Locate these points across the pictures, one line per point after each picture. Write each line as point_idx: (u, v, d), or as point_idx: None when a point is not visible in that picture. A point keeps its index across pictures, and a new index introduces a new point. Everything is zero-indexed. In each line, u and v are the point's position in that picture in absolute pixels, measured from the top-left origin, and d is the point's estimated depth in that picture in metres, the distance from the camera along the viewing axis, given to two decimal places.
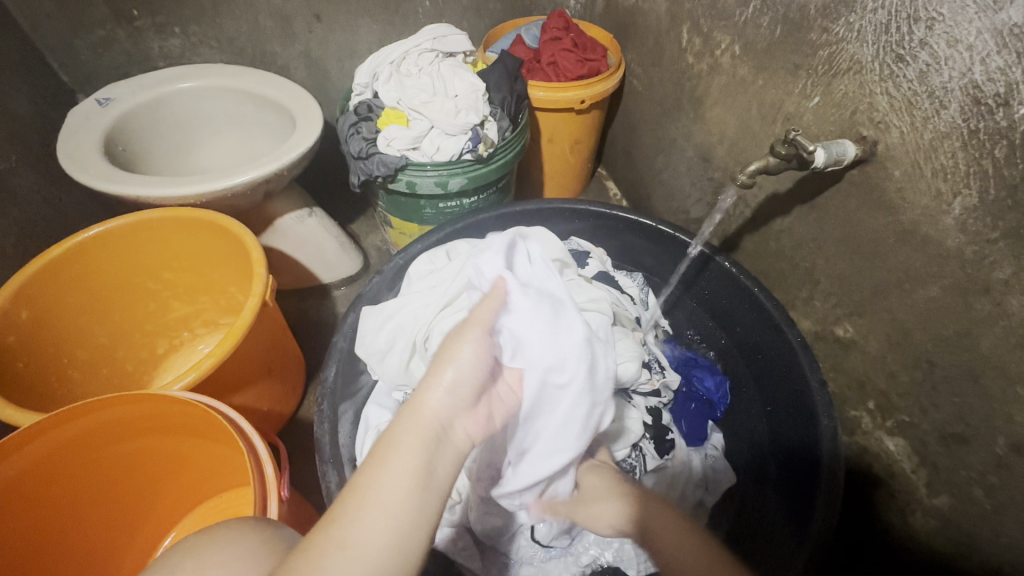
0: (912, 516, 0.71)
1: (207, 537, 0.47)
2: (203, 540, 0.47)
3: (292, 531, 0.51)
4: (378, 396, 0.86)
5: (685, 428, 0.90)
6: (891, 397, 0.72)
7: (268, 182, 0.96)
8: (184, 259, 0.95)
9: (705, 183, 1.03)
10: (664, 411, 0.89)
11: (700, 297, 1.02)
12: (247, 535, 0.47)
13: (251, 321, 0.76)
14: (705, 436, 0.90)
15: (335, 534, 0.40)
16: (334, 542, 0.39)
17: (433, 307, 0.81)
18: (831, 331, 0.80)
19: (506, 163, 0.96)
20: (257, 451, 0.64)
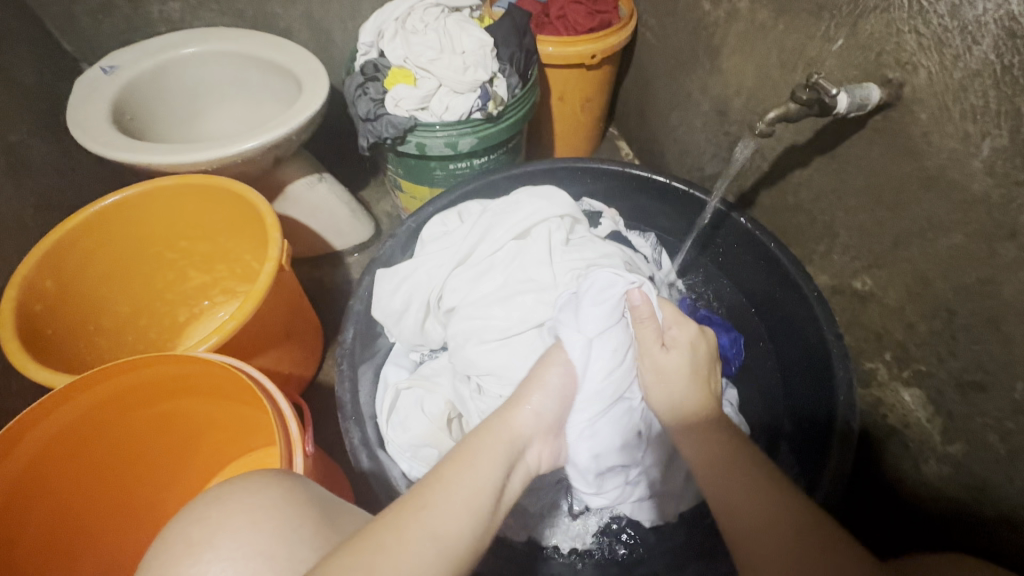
0: (925, 465, 0.72)
1: (231, 487, 0.49)
2: (228, 489, 0.49)
3: (313, 484, 0.53)
4: (396, 356, 0.88)
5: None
6: (909, 348, 0.71)
7: (278, 147, 0.95)
8: (199, 226, 0.96)
9: (721, 138, 1.01)
10: None
11: (715, 255, 1.02)
12: (270, 490, 0.49)
13: (268, 285, 0.77)
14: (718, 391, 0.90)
15: (422, 520, 0.43)
16: (424, 529, 0.42)
17: (447, 267, 0.85)
18: (849, 285, 0.79)
19: (516, 122, 0.95)
20: (280, 409, 0.65)
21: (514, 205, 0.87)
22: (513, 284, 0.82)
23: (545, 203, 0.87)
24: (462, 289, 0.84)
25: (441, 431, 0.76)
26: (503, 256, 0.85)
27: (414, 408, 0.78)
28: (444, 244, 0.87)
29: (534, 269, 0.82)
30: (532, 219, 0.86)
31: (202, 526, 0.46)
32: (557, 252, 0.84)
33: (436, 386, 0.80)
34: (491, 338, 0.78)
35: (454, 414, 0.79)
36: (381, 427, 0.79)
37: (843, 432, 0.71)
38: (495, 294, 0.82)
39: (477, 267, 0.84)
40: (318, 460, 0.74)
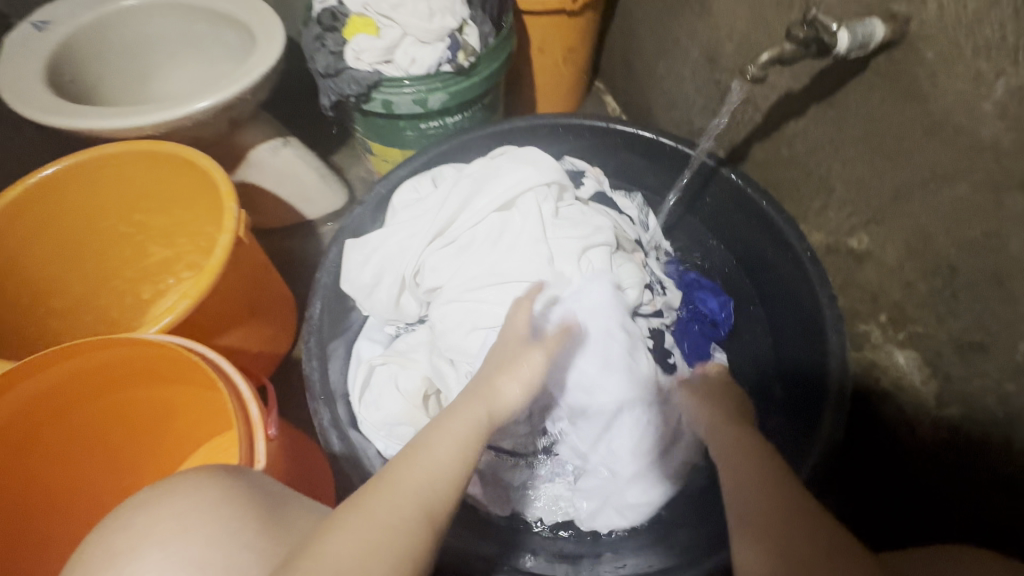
0: (919, 428, 0.70)
1: (163, 488, 0.46)
2: (161, 490, 0.46)
3: (259, 474, 0.50)
4: (369, 331, 0.84)
5: (687, 351, 0.87)
6: (906, 308, 0.68)
7: (232, 109, 0.87)
8: (154, 198, 0.90)
9: (711, 87, 0.94)
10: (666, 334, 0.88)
11: (704, 215, 0.97)
12: (207, 486, 0.46)
13: (224, 260, 0.72)
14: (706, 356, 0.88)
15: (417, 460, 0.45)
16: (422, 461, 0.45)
17: (421, 240, 0.79)
18: (844, 243, 0.75)
19: (491, 74, 0.88)
20: (240, 392, 0.60)
21: (496, 173, 0.81)
22: (502, 266, 0.77)
23: (529, 169, 0.80)
24: (443, 266, 0.79)
25: (417, 409, 0.73)
26: (490, 232, 0.79)
27: (388, 386, 0.75)
28: (417, 216, 0.81)
29: (526, 248, 0.77)
30: (516, 188, 0.80)
31: (128, 535, 0.43)
32: (547, 226, 0.79)
33: (412, 363, 0.76)
34: (480, 321, 0.74)
35: (432, 391, 0.75)
36: (354, 405, 0.75)
37: (834, 398, 0.69)
38: (482, 275, 0.77)
39: (459, 243, 0.80)
40: (290, 445, 0.70)
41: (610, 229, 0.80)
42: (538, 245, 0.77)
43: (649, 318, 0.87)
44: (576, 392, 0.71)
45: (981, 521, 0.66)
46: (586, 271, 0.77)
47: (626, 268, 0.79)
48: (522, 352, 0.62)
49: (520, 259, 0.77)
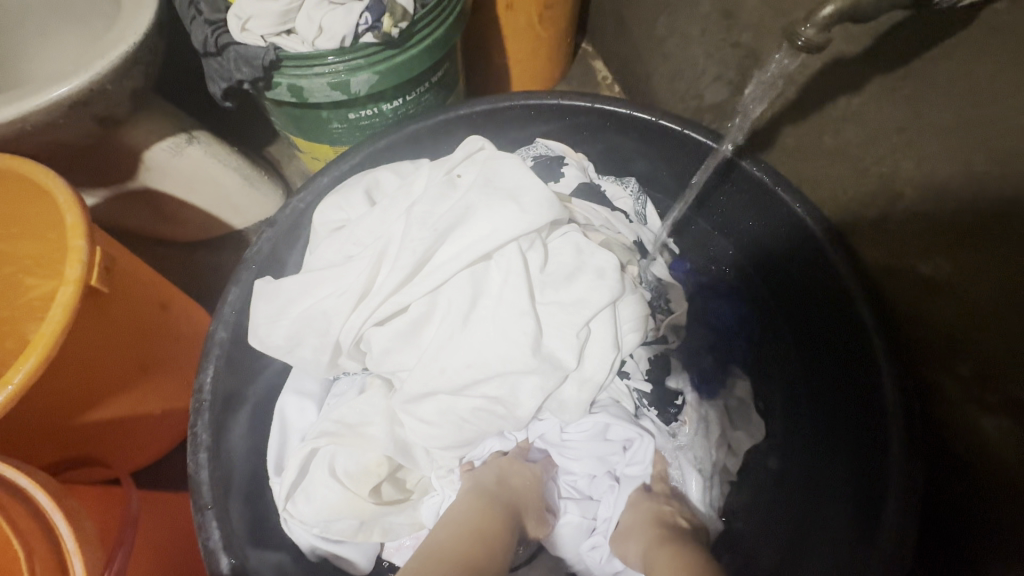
0: (996, 515, 0.51)
1: None
2: None
3: None
4: (297, 379, 0.65)
5: (695, 377, 0.70)
6: (1001, 362, 0.49)
7: (94, 105, 0.66)
8: (13, 222, 0.71)
9: (725, 53, 0.72)
10: (671, 360, 0.71)
11: (716, 215, 0.77)
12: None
13: (65, 322, 0.52)
14: (725, 382, 0.71)
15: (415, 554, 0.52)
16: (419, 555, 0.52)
17: (354, 301, 0.56)
18: (909, 267, 0.56)
19: (434, 43, 0.66)
20: (57, 540, 0.41)
21: (464, 216, 0.56)
22: (483, 354, 0.55)
23: (511, 210, 0.56)
24: (400, 347, 0.57)
25: (358, 496, 0.58)
26: (456, 298, 0.56)
27: (323, 469, 0.57)
28: (350, 261, 0.59)
29: (506, 322, 0.55)
30: (493, 238, 0.56)
31: None
32: (532, 285, 0.57)
33: (365, 439, 0.58)
34: (456, 421, 0.57)
35: (389, 469, 0.59)
36: (279, 500, 0.58)
37: (897, 508, 0.51)
38: (455, 366, 0.55)
39: (416, 314, 0.57)
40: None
41: (616, 274, 0.58)
42: (526, 319, 0.55)
43: (649, 345, 0.70)
44: (562, 458, 0.64)
45: None
46: (584, 347, 0.57)
47: (626, 304, 0.61)
48: (525, 482, 0.61)
49: (502, 341, 0.55)
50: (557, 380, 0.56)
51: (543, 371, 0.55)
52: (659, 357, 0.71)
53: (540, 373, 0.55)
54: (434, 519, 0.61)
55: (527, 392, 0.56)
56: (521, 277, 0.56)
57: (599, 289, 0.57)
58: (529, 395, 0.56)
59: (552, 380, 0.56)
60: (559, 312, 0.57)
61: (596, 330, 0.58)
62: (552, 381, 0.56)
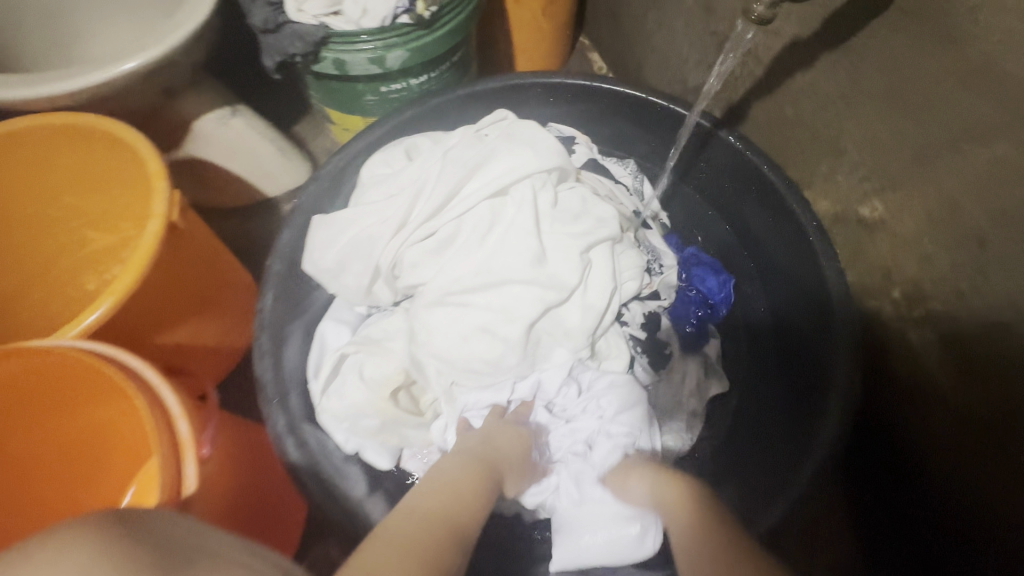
0: (930, 410, 0.64)
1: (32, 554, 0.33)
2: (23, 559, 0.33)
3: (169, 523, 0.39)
4: (336, 310, 0.75)
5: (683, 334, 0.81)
6: (923, 285, 0.60)
7: (160, 74, 0.76)
8: (81, 179, 0.80)
9: (706, 40, 0.83)
10: (665, 317, 0.81)
11: (699, 183, 0.88)
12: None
13: (153, 249, 0.63)
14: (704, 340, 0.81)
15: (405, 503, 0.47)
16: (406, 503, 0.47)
17: (396, 224, 0.69)
18: (854, 212, 0.67)
19: (457, 27, 0.77)
20: (167, 405, 0.53)
21: (488, 157, 0.70)
22: (494, 265, 0.67)
23: (527, 153, 0.70)
24: (427, 261, 0.69)
25: (381, 399, 0.66)
26: (477, 223, 0.68)
27: (351, 373, 0.67)
28: (391, 198, 0.71)
29: (516, 242, 0.67)
30: (511, 174, 0.69)
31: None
32: (542, 218, 0.69)
33: (386, 351, 0.68)
34: (470, 332, 0.65)
35: (407, 381, 0.68)
36: (314, 397, 0.68)
37: (844, 388, 0.62)
38: (471, 275, 0.67)
39: (443, 234, 0.69)
40: (244, 462, 0.62)
41: (614, 222, 0.71)
42: (531, 239, 0.67)
43: (645, 300, 0.80)
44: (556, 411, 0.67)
45: (985, 518, 0.60)
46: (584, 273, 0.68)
47: (625, 254, 0.72)
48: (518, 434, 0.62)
49: (510, 255, 0.66)
50: (555, 296, 0.66)
51: (542, 283, 0.66)
52: (652, 316, 0.80)
53: (540, 286, 0.66)
54: (444, 440, 0.67)
55: (528, 301, 0.65)
56: (532, 206, 0.68)
57: (600, 228, 0.70)
58: (530, 303, 0.65)
59: (551, 296, 0.66)
60: (563, 242, 0.68)
61: (595, 258, 0.69)
62: (551, 295, 0.66)
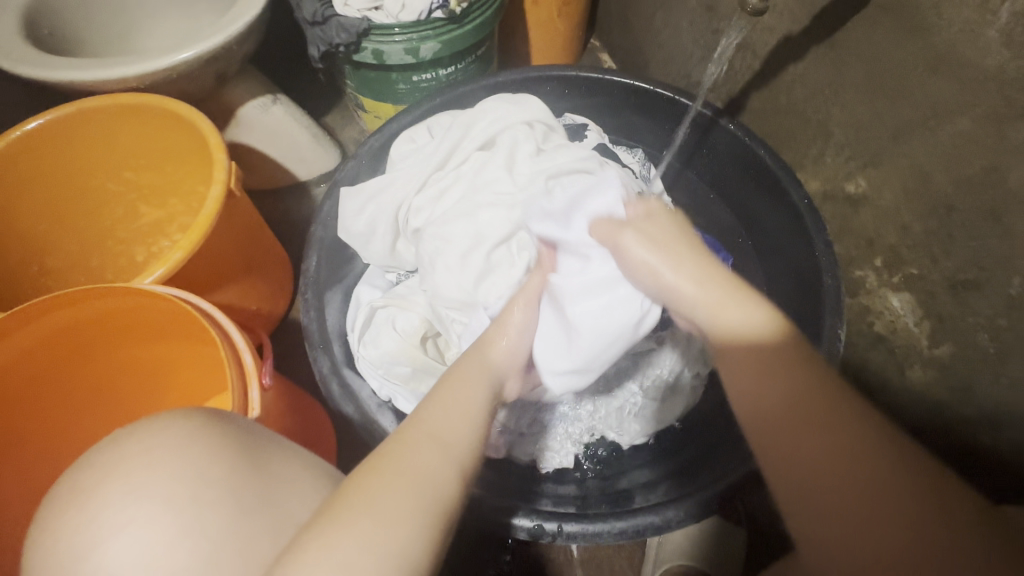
0: (910, 370, 0.70)
1: (143, 451, 0.41)
2: (140, 456, 0.41)
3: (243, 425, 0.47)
4: (370, 276, 0.84)
5: None
6: (901, 251, 0.67)
7: (217, 61, 0.85)
8: (142, 154, 0.88)
9: (708, 38, 0.91)
10: None
11: (701, 170, 0.95)
12: (186, 452, 0.41)
13: (217, 212, 0.71)
14: None
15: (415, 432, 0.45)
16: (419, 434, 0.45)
17: (409, 185, 0.78)
18: (841, 189, 0.74)
19: (483, 23, 0.85)
20: (233, 341, 0.63)
21: (475, 113, 0.80)
22: (473, 197, 0.75)
23: (507, 105, 0.79)
24: (430, 205, 0.77)
25: (412, 347, 0.73)
26: (464, 167, 0.77)
27: (385, 325, 0.75)
28: (399, 160, 0.82)
29: (491, 176, 0.75)
30: (494, 125, 0.78)
31: (125, 484, 0.39)
32: (520, 157, 0.76)
33: (410, 302, 0.76)
34: (453, 258, 0.72)
35: (430, 331, 0.75)
36: (354, 347, 0.76)
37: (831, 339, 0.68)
38: (455, 209, 0.75)
39: (446, 180, 0.77)
40: (290, 401, 0.71)
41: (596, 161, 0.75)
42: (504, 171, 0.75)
43: None
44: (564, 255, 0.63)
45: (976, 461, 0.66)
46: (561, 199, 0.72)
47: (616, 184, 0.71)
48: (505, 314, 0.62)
49: (489, 188, 0.75)
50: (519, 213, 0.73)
51: (509, 204, 0.73)
52: None
53: (506, 206, 0.73)
54: None
55: (500, 222, 0.72)
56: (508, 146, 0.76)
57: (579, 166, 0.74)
58: (501, 223, 0.72)
59: (518, 212, 0.72)
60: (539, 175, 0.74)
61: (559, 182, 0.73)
62: (515, 214, 0.72)
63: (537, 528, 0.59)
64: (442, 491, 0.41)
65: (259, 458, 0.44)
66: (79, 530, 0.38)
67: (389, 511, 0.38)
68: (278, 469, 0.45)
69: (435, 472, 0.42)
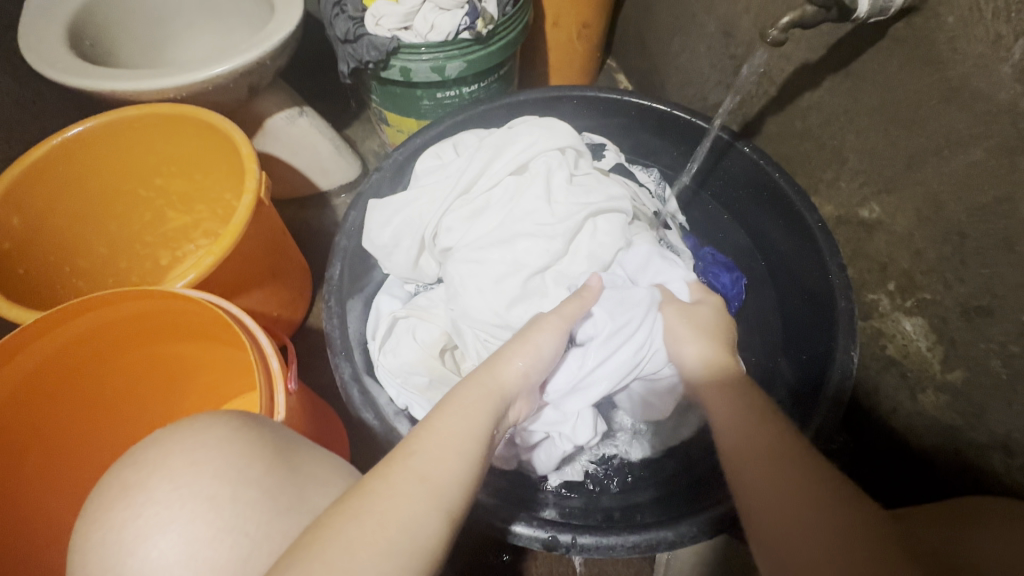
0: (923, 394, 0.71)
1: (186, 457, 0.44)
2: (182, 460, 0.44)
3: (273, 428, 0.50)
4: (389, 286, 0.86)
5: None
6: (915, 276, 0.69)
7: (251, 74, 0.88)
8: (172, 162, 0.91)
9: (726, 63, 0.94)
10: None
11: (716, 191, 0.96)
12: (223, 454, 0.45)
13: (247, 219, 0.73)
14: None
15: (409, 466, 0.43)
16: (413, 472, 0.43)
17: (441, 201, 0.80)
18: (855, 214, 0.76)
19: (508, 44, 0.88)
20: (261, 346, 0.65)
21: (511, 137, 0.81)
22: (510, 225, 0.76)
23: (543, 130, 0.81)
24: (459, 226, 0.79)
25: (433, 358, 0.75)
26: (501, 194, 0.79)
27: (405, 335, 0.77)
28: (433, 174, 0.84)
29: (527, 206, 0.77)
30: (529, 151, 0.80)
31: (173, 481, 0.43)
32: (556, 188, 0.78)
33: (431, 316, 0.78)
34: (486, 281, 0.74)
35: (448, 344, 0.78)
36: (373, 355, 0.78)
37: (846, 362, 0.69)
38: (491, 236, 0.77)
39: (475, 203, 0.79)
40: (310, 404, 0.73)
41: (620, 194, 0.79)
42: (540, 202, 0.77)
43: None
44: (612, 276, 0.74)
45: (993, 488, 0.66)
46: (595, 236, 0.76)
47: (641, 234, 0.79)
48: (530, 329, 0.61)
49: (525, 217, 0.77)
50: (559, 244, 0.74)
51: (548, 235, 0.75)
52: None
53: (546, 236, 0.75)
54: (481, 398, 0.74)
55: (535, 252, 0.74)
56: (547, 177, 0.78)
57: (611, 202, 0.77)
58: (535, 253, 0.74)
59: (554, 245, 0.75)
60: (574, 209, 0.76)
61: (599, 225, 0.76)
62: (555, 245, 0.74)
63: (550, 539, 0.60)
64: (426, 541, 0.40)
65: (290, 458, 0.48)
66: (128, 522, 0.41)
67: (372, 561, 0.37)
68: (307, 468, 0.48)
69: (415, 521, 0.40)
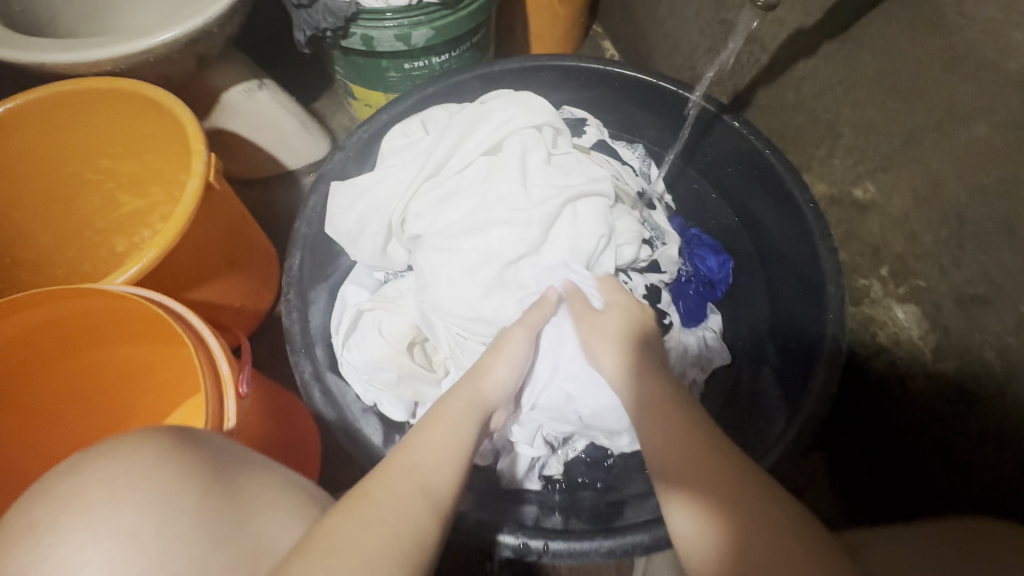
0: (911, 382, 0.67)
1: (104, 491, 0.40)
2: (99, 494, 0.40)
3: (220, 444, 0.47)
4: (356, 275, 0.81)
5: (682, 309, 0.83)
6: (908, 261, 0.64)
7: (198, 43, 0.80)
8: (118, 141, 0.84)
9: (715, 28, 0.87)
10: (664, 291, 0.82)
11: (703, 168, 0.92)
12: (150, 481, 0.41)
13: (194, 206, 0.67)
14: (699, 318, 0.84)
15: (410, 474, 0.44)
16: (416, 483, 0.43)
17: (414, 181, 0.74)
18: (848, 193, 0.71)
19: (478, 9, 0.81)
20: (210, 347, 0.60)
21: (483, 116, 0.75)
22: (483, 210, 0.71)
23: (517, 108, 0.75)
24: (430, 212, 0.73)
25: (401, 354, 0.71)
26: (471, 175, 0.73)
27: (371, 329, 0.72)
28: (403, 152, 0.77)
29: (500, 188, 0.71)
30: (505, 129, 0.74)
31: (88, 519, 0.39)
32: (533, 168, 0.73)
33: (402, 308, 0.73)
34: (459, 272, 0.69)
35: (419, 337, 0.73)
36: (337, 349, 0.74)
37: (835, 349, 0.66)
38: (462, 223, 0.71)
39: (445, 187, 0.73)
40: (270, 403, 0.69)
41: (604, 178, 0.73)
42: (513, 184, 0.71)
43: (646, 273, 0.81)
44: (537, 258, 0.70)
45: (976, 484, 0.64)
46: (575, 222, 0.70)
47: (625, 219, 0.73)
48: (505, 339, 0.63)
49: (499, 202, 0.71)
50: (536, 231, 0.69)
51: (523, 221, 0.69)
52: (652, 288, 0.81)
53: (520, 223, 0.69)
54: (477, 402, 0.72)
55: (510, 241, 0.69)
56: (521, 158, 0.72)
57: (591, 184, 0.72)
58: (510, 243, 0.69)
59: (531, 233, 0.69)
60: (552, 193, 0.71)
61: (580, 210, 0.71)
62: (531, 233, 0.69)
63: (521, 546, 0.57)
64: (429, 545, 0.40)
65: (230, 481, 0.44)
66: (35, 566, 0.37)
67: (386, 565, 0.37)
68: (248, 493, 0.44)
69: (414, 526, 0.40)
